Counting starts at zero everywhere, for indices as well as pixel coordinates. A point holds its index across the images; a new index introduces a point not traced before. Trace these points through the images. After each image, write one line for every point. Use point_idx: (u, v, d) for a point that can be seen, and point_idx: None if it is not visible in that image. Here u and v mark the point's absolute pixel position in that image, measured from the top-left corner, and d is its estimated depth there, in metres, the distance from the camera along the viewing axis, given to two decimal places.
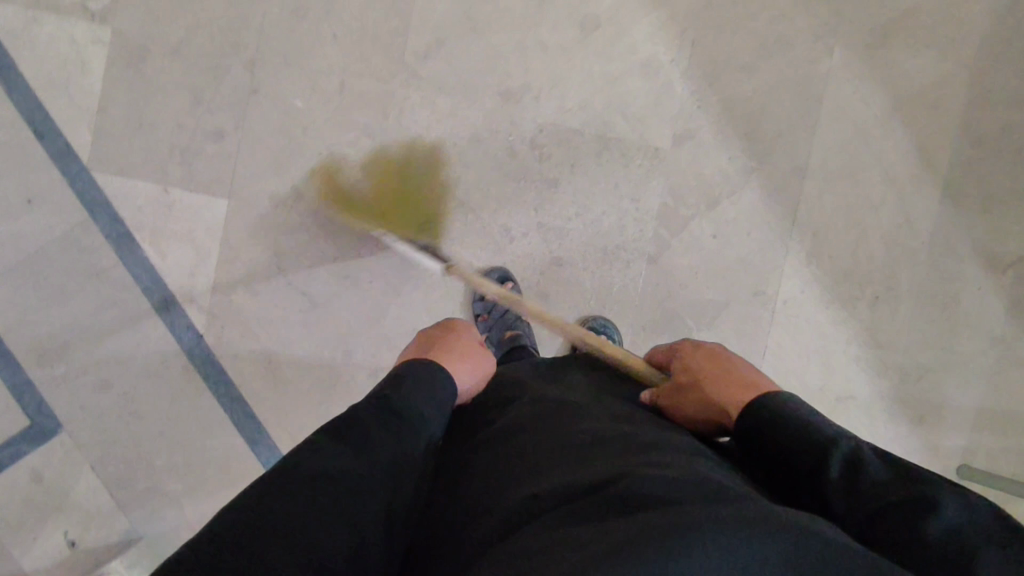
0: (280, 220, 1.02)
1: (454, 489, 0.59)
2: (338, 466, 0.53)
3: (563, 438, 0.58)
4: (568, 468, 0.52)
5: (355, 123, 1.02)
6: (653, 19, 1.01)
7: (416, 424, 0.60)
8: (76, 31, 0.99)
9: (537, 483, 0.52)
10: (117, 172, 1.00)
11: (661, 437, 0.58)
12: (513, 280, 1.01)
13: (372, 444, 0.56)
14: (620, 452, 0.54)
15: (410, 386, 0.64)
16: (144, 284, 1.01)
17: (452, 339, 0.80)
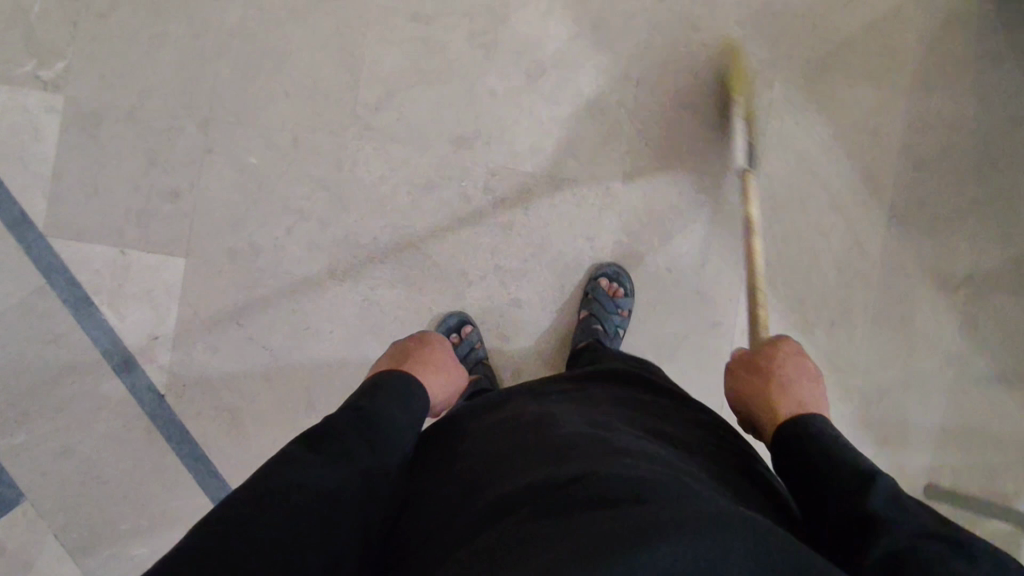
0: (238, 276, 1.02)
1: (424, 498, 0.60)
2: (313, 480, 0.55)
3: (536, 447, 0.58)
4: (533, 474, 0.53)
5: (309, 176, 1.02)
6: (598, 62, 1.04)
7: (392, 434, 0.63)
8: (29, 101, 1.00)
9: (505, 489, 0.53)
10: (73, 236, 1.01)
11: (632, 439, 0.59)
12: (472, 323, 1.03)
13: (344, 458, 0.58)
14: (591, 451, 0.55)
15: (383, 399, 0.67)
16: (104, 347, 1.01)
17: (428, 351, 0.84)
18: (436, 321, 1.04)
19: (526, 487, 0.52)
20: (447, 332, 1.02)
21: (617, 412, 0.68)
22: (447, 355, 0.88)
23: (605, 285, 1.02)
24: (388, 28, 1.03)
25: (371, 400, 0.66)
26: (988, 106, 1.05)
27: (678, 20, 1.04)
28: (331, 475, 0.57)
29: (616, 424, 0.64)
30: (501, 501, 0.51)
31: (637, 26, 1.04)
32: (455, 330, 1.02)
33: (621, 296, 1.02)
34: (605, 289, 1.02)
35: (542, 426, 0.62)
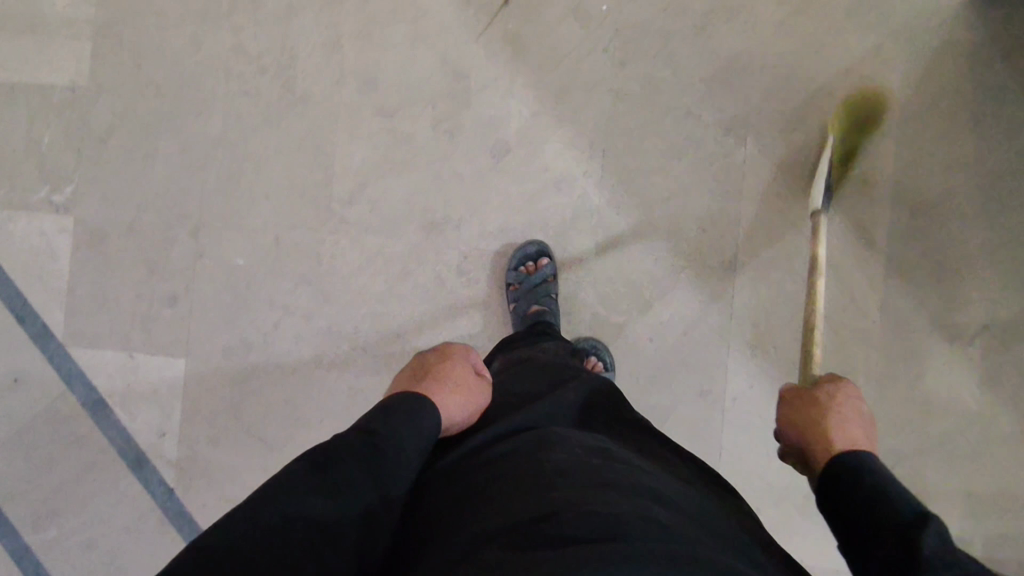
0: (233, 373, 1.07)
1: (423, 515, 0.59)
2: (314, 507, 0.53)
3: (524, 471, 0.59)
4: (520, 503, 0.55)
5: (292, 273, 1.07)
6: (562, 135, 1.03)
7: (401, 460, 0.59)
8: (45, 224, 1.10)
9: (492, 519, 0.54)
10: (88, 344, 1.09)
11: (629, 478, 0.59)
12: (549, 256, 1.03)
13: (350, 483, 0.55)
14: (586, 488, 0.55)
15: (395, 421, 0.62)
16: (119, 445, 1.08)
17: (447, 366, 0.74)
18: (513, 251, 1.04)
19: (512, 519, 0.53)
20: (523, 260, 1.02)
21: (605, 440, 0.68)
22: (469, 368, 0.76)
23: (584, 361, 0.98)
24: (356, 124, 1.06)
25: (383, 420, 0.61)
26: (988, 141, 0.97)
27: (640, 84, 1.02)
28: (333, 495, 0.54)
29: (603, 451, 0.63)
30: (486, 530, 0.53)
31: (598, 94, 1.03)
32: (532, 259, 1.02)
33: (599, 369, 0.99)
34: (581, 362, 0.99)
35: (531, 447, 0.63)
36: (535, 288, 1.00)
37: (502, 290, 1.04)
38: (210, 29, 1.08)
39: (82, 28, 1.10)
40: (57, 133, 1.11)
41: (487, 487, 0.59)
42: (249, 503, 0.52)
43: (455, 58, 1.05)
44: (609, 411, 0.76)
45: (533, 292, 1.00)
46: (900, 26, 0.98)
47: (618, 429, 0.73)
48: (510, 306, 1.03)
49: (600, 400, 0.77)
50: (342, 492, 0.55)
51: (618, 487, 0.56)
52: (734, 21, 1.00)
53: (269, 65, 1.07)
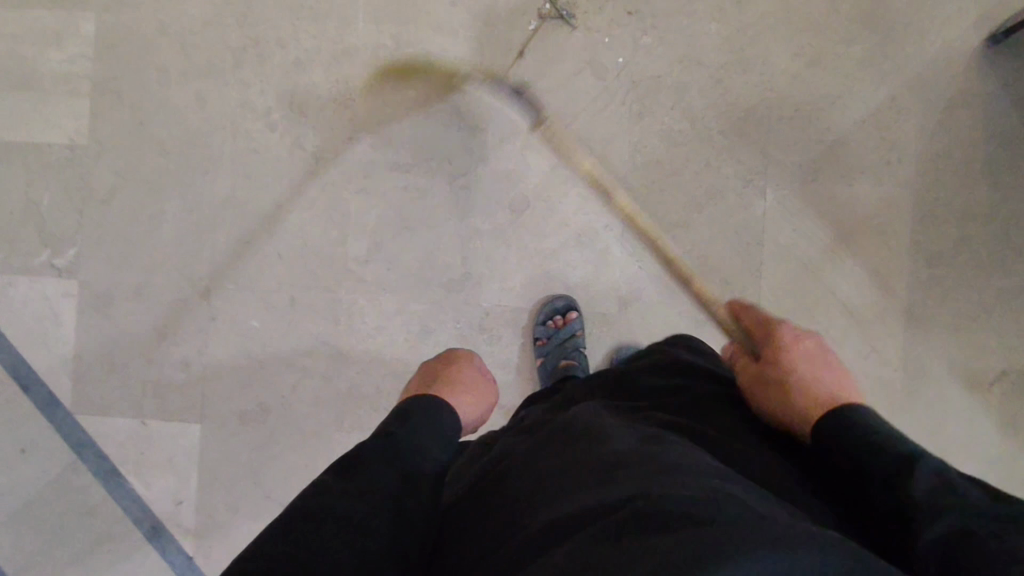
0: (251, 438, 1.05)
1: (474, 520, 0.56)
2: (343, 504, 0.54)
3: (571, 465, 0.55)
4: (569, 495, 0.50)
5: (309, 334, 1.05)
6: (581, 189, 1.03)
7: (424, 458, 0.60)
8: (47, 289, 1.06)
9: (537, 516, 0.50)
10: (97, 412, 1.06)
11: (688, 453, 0.54)
12: (577, 310, 1.02)
13: (376, 484, 0.56)
14: (641, 467, 0.50)
15: (411, 422, 0.64)
16: (134, 515, 1.06)
17: (453, 370, 0.83)
18: (538, 305, 1.03)
19: (557, 513, 0.48)
20: (550, 314, 1.02)
21: (668, 423, 0.62)
22: (475, 372, 0.85)
23: None
24: (371, 180, 1.04)
25: (400, 424, 0.64)
26: (1005, 189, 0.98)
27: (658, 136, 1.02)
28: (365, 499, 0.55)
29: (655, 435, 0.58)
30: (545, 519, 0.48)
31: (616, 147, 1.02)
32: (560, 314, 1.02)
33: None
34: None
35: (574, 444, 0.58)
36: (564, 342, 1.00)
37: (532, 344, 1.04)
38: (216, 85, 1.05)
39: (80, 84, 1.06)
40: (57, 193, 1.06)
41: (536, 488, 0.54)
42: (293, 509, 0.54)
43: (470, 113, 1.03)
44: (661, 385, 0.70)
45: (562, 346, 1.00)
46: (915, 76, 0.99)
47: (673, 401, 0.67)
48: (539, 361, 1.02)
49: (650, 380, 0.72)
50: (372, 496, 0.55)
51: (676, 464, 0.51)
52: (750, 72, 1.01)
53: (279, 121, 1.04)
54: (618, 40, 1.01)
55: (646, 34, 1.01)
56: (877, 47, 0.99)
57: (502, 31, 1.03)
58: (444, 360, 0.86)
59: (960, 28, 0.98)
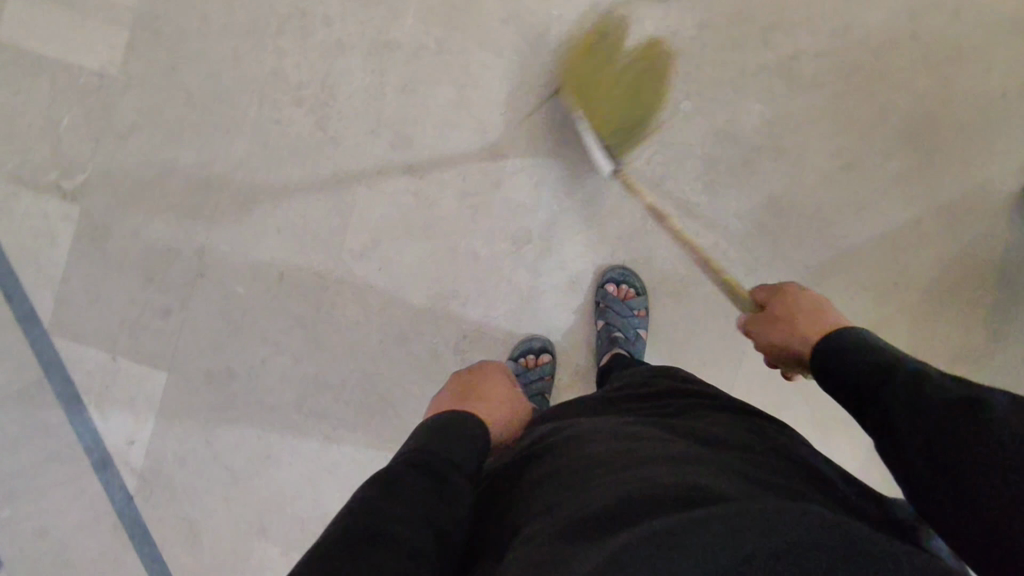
0: (212, 398, 1.07)
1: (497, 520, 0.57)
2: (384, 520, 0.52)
3: (584, 461, 0.56)
4: (597, 483, 0.52)
5: (289, 313, 1.06)
6: (586, 237, 1.03)
7: (449, 468, 0.60)
8: (49, 208, 1.07)
9: (556, 511, 0.51)
10: (72, 337, 1.08)
11: (686, 450, 0.56)
12: (551, 352, 1.05)
13: (409, 500, 0.54)
14: (648, 462, 0.53)
15: (438, 438, 0.64)
16: (86, 443, 1.08)
17: (483, 383, 0.84)
18: (517, 342, 1.05)
19: (585, 507, 0.49)
20: (525, 351, 1.04)
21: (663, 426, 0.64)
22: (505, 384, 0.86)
23: None
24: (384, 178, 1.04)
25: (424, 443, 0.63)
26: (1000, 336, 0.99)
27: (675, 204, 1.02)
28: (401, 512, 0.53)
29: (660, 431, 0.61)
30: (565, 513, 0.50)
31: (631, 203, 1.02)
32: (534, 353, 1.04)
33: (632, 296, 1.01)
34: (616, 295, 1.01)
35: (583, 444, 0.60)
36: (532, 383, 1.03)
37: None
38: (255, 47, 1.04)
39: (122, 14, 1.05)
40: (78, 116, 1.06)
41: (554, 481, 0.55)
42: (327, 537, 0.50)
43: (496, 135, 1.03)
44: (663, 398, 0.72)
45: (529, 386, 1.03)
46: (945, 204, 0.98)
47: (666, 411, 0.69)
48: None
49: (635, 400, 0.74)
50: (410, 510, 0.53)
51: (684, 460, 0.53)
52: (782, 161, 1.00)
53: (308, 97, 1.04)
54: (659, 100, 1.00)
55: (689, 99, 1.00)
56: (915, 166, 0.98)
57: (547, 60, 1.01)
58: (470, 375, 0.87)
59: (1002, 170, 0.97)
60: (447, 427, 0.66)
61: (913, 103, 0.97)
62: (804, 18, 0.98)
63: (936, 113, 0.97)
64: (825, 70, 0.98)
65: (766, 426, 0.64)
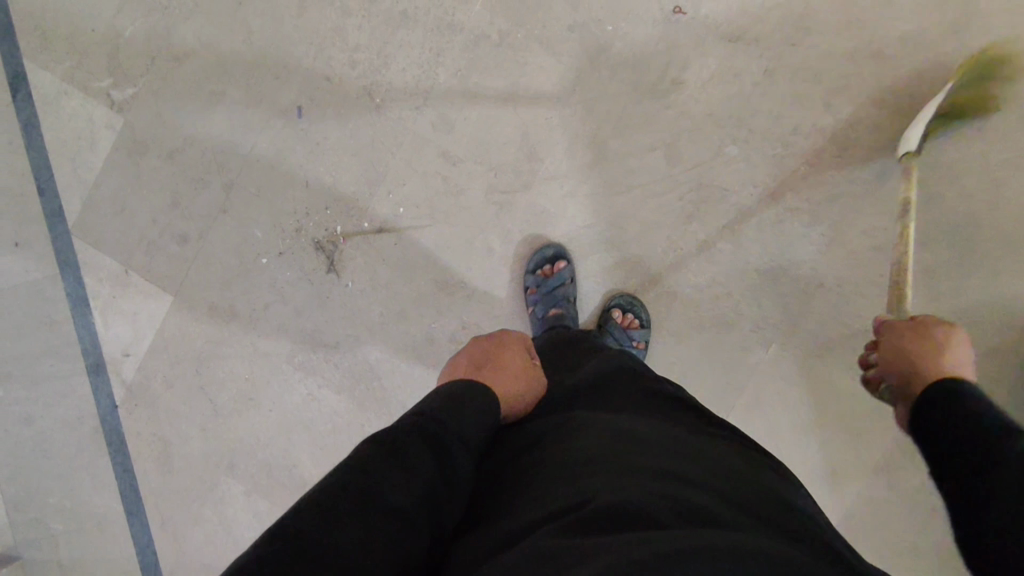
0: (209, 330, 1.10)
1: (498, 499, 0.57)
2: (387, 483, 0.52)
3: (590, 450, 0.59)
4: (603, 486, 0.53)
5: (299, 267, 1.08)
6: (601, 258, 1.04)
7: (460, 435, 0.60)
8: (95, 114, 1.09)
9: (559, 496, 0.53)
10: (91, 243, 1.11)
11: (696, 471, 0.57)
12: (567, 260, 1.03)
13: (417, 460, 0.55)
14: (660, 476, 0.54)
15: (446, 405, 0.62)
16: (85, 346, 1.12)
17: (502, 352, 0.78)
18: (533, 249, 1.04)
19: (590, 502, 0.51)
20: (541, 262, 1.02)
21: (677, 435, 0.64)
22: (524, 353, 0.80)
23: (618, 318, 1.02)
24: (418, 156, 1.05)
25: (436, 406, 0.61)
26: None
27: (696, 246, 1.01)
28: (405, 471, 0.53)
29: (674, 444, 0.61)
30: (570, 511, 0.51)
31: (654, 236, 1.02)
32: (548, 263, 1.02)
33: (635, 327, 1.01)
34: (618, 321, 1.02)
35: (585, 433, 0.62)
36: (554, 292, 1.01)
37: (521, 291, 1.05)
38: (320, 1, 1.05)
39: None
40: (140, 32, 1.08)
41: (565, 474, 0.56)
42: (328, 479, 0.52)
43: (537, 139, 1.02)
44: (658, 393, 0.73)
45: (551, 295, 1.01)
46: (967, 308, 0.96)
47: (681, 421, 0.69)
48: (529, 308, 1.04)
49: (644, 395, 0.73)
50: (417, 470, 0.54)
51: (686, 478, 0.55)
52: (813, 229, 0.98)
53: (362, 62, 1.05)
54: (705, 141, 0.99)
55: (735, 145, 0.99)
56: (946, 264, 0.96)
57: (603, 76, 1.01)
58: (489, 342, 0.80)
59: None
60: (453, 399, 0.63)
61: (959, 200, 0.95)
62: (869, 91, 0.96)
63: (980, 216, 0.95)
64: (879, 148, 0.96)
65: (752, 451, 0.66)
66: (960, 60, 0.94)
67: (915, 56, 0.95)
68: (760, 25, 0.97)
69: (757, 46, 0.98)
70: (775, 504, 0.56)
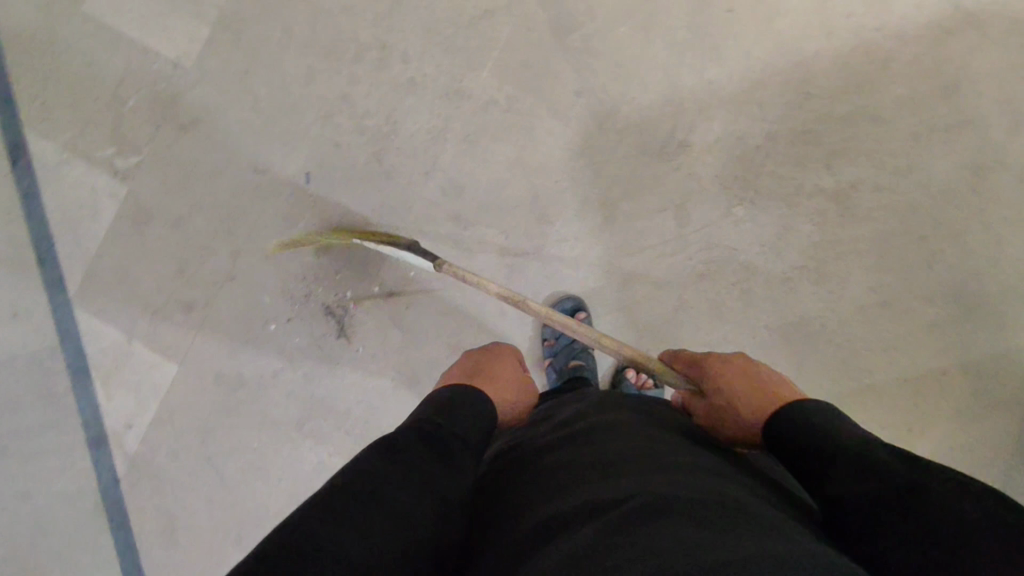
0: (216, 400, 1.08)
1: (503, 504, 0.56)
2: (385, 486, 0.53)
3: (587, 458, 0.57)
4: (596, 486, 0.51)
5: (309, 332, 1.06)
6: (613, 318, 1.04)
7: (461, 447, 0.61)
8: (98, 182, 1.08)
9: (551, 506, 0.51)
10: (93, 312, 1.09)
11: (705, 465, 0.55)
12: (586, 311, 1.03)
13: (416, 468, 0.56)
14: (655, 468, 0.53)
15: (446, 411, 0.64)
16: (85, 418, 1.09)
17: (500, 361, 0.82)
18: (551, 301, 1.04)
19: (583, 501, 0.49)
20: (559, 314, 1.03)
21: (680, 436, 0.63)
22: (522, 370, 0.83)
23: (633, 374, 1.02)
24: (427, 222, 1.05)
25: (436, 415, 0.63)
26: None
27: (706, 304, 1.02)
28: (406, 478, 0.54)
29: (679, 442, 0.60)
30: (566, 510, 0.49)
31: (667, 295, 1.03)
32: (568, 314, 1.02)
33: (650, 386, 1.01)
34: (633, 380, 1.02)
35: (582, 435, 0.61)
36: (572, 344, 1.03)
37: (541, 345, 1.06)
38: (328, 68, 1.06)
39: (208, 9, 1.07)
40: (144, 99, 1.08)
41: (563, 475, 0.55)
42: (335, 482, 0.53)
43: (546, 201, 1.03)
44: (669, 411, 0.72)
45: (569, 347, 1.02)
46: (973, 360, 0.98)
47: (687, 425, 0.68)
48: (548, 361, 1.05)
49: (650, 402, 0.73)
50: (412, 478, 0.55)
51: (685, 467, 0.53)
52: (820, 286, 1.00)
53: (370, 127, 1.05)
54: (712, 201, 1.01)
55: (742, 205, 1.01)
56: (951, 319, 0.98)
57: (610, 140, 1.02)
58: (484, 351, 0.84)
59: None
60: (451, 401, 0.67)
61: (960, 257, 0.98)
62: (869, 151, 0.99)
63: (980, 272, 0.98)
64: (879, 206, 0.99)
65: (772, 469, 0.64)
66: (954, 122, 0.98)
67: (910, 118, 0.98)
68: (760, 89, 1.00)
69: (759, 109, 1.00)
70: (787, 507, 0.54)
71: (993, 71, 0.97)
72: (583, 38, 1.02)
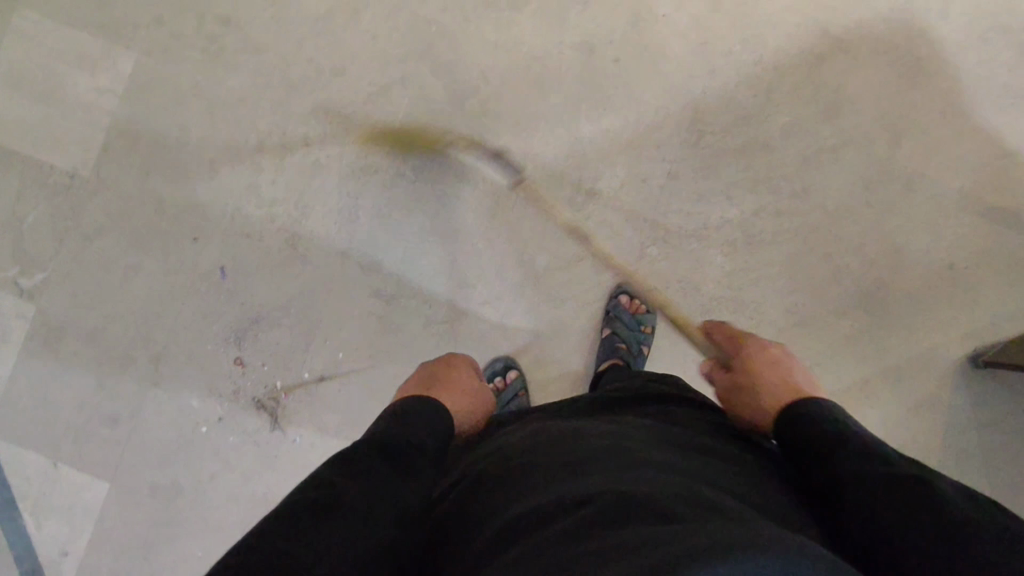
0: (154, 512, 1.04)
1: (457, 512, 0.55)
2: (339, 503, 0.53)
3: (551, 456, 0.56)
4: (547, 484, 0.50)
5: (243, 428, 1.04)
6: (547, 372, 1.05)
7: (414, 464, 0.61)
8: (4, 304, 1.05)
9: (513, 505, 0.50)
10: (13, 439, 1.04)
11: (655, 452, 0.55)
12: (517, 369, 1.04)
13: (369, 487, 0.56)
14: (608, 459, 0.52)
15: (401, 428, 0.65)
16: (17, 551, 1.04)
17: (454, 377, 0.83)
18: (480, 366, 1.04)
19: (535, 501, 0.48)
20: (491, 376, 1.03)
21: (634, 427, 0.63)
22: (473, 381, 0.84)
23: (626, 302, 1.03)
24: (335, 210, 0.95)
25: (388, 433, 0.64)
26: None
27: None
28: (360, 495, 0.55)
29: (630, 433, 0.60)
30: (520, 509, 0.48)
31: (592, 342, 1.05)
32: (500, 374, 1.03)
33: (643, 312, 1.03)
34: (627, 306, 1.03)
35: (535, 436, 0.61)
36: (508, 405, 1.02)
37: None
38: (231, 160, 1.05)
39: (101, 116, 1.06)
40: (43, 214, 1.05)
41: (516, 477, 0.54)
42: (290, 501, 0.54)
43: (465, 266, 1.04)
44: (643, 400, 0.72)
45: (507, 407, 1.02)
46: (893, 364, 1.02)
47: (641, 415, 0.68)
48: None
49: (604, 400, 0.73)
50: (364, 495, 0.55)
51: (638, 457, 0.53)
52: (739, 314, 1.03)
53: (281, 214, 1.05)
54: (626, 244, 1.04)
55: (654, 246, 1.03)
56: (866, 328, 1.02)
57: (520, 197, 1.04)
58: (437, 370, 0.85)
59: (947, 335, 1.01)
60: (403, 416, 0.68)
61: (865, 268, 1.02)
62: (765, 178, 1.03)
63: (886, 280, 1.02)
64: (783, 228, 1.03)
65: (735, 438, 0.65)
66: (840, 141, 1.02)
67: (800, 142, 1.03)
68: (655, 132, 1.03)
69: (657, 151, 1.03)
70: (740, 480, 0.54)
71: (867, 90, 1.02)
72: (480, 103, 1.04)
